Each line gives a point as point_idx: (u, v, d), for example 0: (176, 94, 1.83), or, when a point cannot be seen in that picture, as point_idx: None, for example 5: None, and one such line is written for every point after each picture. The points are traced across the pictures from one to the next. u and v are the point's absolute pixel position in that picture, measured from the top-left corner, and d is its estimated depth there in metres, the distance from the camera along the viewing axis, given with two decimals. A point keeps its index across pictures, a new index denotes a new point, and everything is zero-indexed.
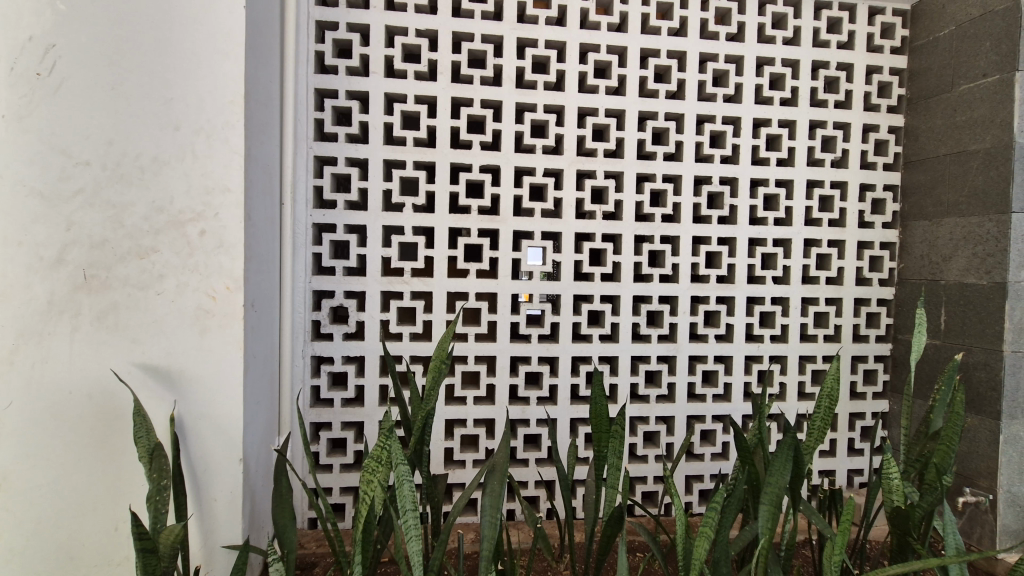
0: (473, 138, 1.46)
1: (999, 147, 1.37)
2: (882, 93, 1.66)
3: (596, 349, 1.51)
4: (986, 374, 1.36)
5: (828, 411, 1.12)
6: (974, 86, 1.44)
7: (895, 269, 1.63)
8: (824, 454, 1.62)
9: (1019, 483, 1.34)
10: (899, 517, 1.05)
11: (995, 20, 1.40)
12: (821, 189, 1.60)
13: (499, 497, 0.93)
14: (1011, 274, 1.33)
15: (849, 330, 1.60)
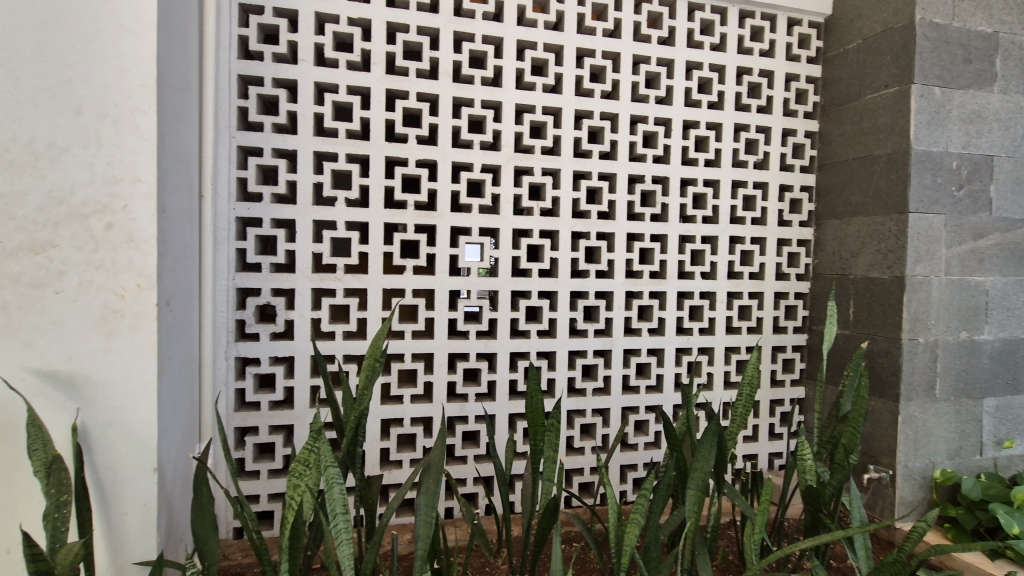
0: (409, 131, 1.43)
1: (898, 152, 1.50)
2: (799, 100, 1.77)
3: (534, 344, 1.52)
4: (887, 360, 1.49)
5: (749, 398, 1.19)
6: (878, 95, 1.57)
7: (810, 264, 1.75)
8: (747, 439, 1.72)
9: (916, 459, 1.47)
10: (812, 494, 1.14)
11: (895, 35, 1.53)
12: (745, 189, 1.69)
13: (435, 494, 0.91)
14: (908, 269, 1.45)
15: (770, 322, 1.70)
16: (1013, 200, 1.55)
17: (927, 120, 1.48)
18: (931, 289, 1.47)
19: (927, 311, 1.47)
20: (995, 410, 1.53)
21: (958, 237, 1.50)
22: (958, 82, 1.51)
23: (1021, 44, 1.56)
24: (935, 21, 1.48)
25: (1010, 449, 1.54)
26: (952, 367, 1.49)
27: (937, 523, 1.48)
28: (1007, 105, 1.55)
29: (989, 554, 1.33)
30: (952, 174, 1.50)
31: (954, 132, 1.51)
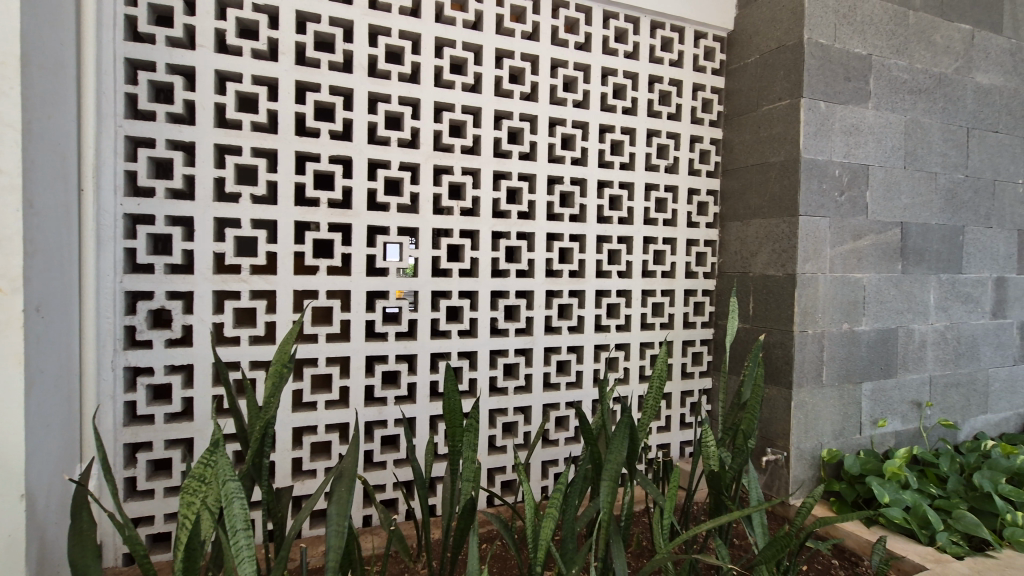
0: (321, 126, 1.37)
1: (790, 160, 1.63)
2: (705, 109, 1.89)
3: (454, 344, 1.51)
4: (782, 351, 1.62)
5: (658, 391, 1.25)
6: (772, 107, 1.70)
7: (716, 263, 1.87)
8: (661, 430, 1.80)
9: (806, 441, 1.60)
10: (715, 477, 1.22)
11: (787, 52, 1.66)
12: (657, 192, 1.77)
13: (347, 501, 0.88)
14: (798, 267, 1.59)
15: (680, 318, 1.80)
16: (885, 205, 1.73)
17: (814, 131, 1.62)
18: (818, 285, 1.62)
19: (815, 306, 1.61)
20: (872, 393, 1.70)
21: (840, 238, 1.66)
22: (839, 98, 1.67)
23: (890, 66, 1.75)
24: (819, 42, 1.63)
25: (884, 428, 1.73)
26: (836, 356, 1.64)
27: (824, 498, 1.63)
28: (879, 120, 1.74)
29: (866, 522, 1.48)
30: (835, 181, 1.65)
31: (836, 142, 1.66)
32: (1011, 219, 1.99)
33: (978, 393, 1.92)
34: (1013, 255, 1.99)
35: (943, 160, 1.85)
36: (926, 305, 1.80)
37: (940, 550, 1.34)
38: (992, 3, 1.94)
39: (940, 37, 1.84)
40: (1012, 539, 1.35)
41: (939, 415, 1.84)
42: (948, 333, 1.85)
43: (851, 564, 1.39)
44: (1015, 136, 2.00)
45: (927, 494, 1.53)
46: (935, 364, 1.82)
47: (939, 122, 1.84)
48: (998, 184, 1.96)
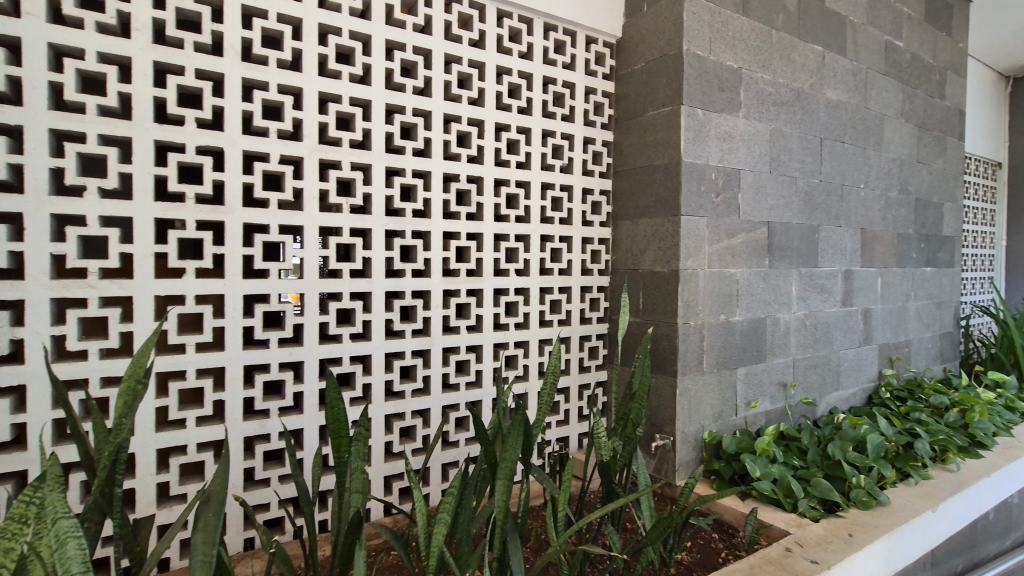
0: (186, 113, 1.23)
1: (672, 163, 1.74)
2: (597, 113, 1.96)
3: (346, 349, 1.44)
4: (668, 342, 1.72)
5: (552, 386, 1.28)
6: (656, 113, 1.80)
7: (609, 261, 1.95)
8: (559, 423, 1.85)
9: (690, 425, 1.72)
10: (606, 465, 1.28)
11: (669, 61, 1.76)
12: (552, 191, 1.81)
13: (214, 529, 0.79)
14: (681, 263, 1.70)
15: (577, 314, 1.85)
16: (754, 206, 1.91)
17: (692, 137, 1.74)
18: (698, 280, 1.74)
19: (696, 299, 1.74)
20: (746, 376, 1.87)
21: (717, 236, 1.80)
22: (714, 106, 1.80)
23: (757, 79, 1.92)
24: (696, 53, 1.75)
25: (756, 408, 1.90)
26: (714, 344, 1.78)
27: (706, 477, 1.76)
28: (749, 128, 1.90)
29: (741, 495, 1.62)
30: (711, 183, 1.79)
31: (712, 148, 1.80)
32: (856, 219, 2.27)
33: (832, 372, 2.17)
34: (857, 251, 2.27)
35: (802, 166, 2.06)
36: (789, 297, 2.01)
37: (801, 515, 1.50)
38: (838, 28, 2.20)
39: (797, 55, 2.05)
40: (857, 499, 1.54)
41: (801, 394, 2.06)
42: (808, 320, 2.07)
43: (728, 536, 1.51)
44: (858, 146, 2.29)
45: (790, 465, 1.70)
46: (798, 349, 2.04)
47: (798, 132, 2.06)
48: (845, 188, 2.23)
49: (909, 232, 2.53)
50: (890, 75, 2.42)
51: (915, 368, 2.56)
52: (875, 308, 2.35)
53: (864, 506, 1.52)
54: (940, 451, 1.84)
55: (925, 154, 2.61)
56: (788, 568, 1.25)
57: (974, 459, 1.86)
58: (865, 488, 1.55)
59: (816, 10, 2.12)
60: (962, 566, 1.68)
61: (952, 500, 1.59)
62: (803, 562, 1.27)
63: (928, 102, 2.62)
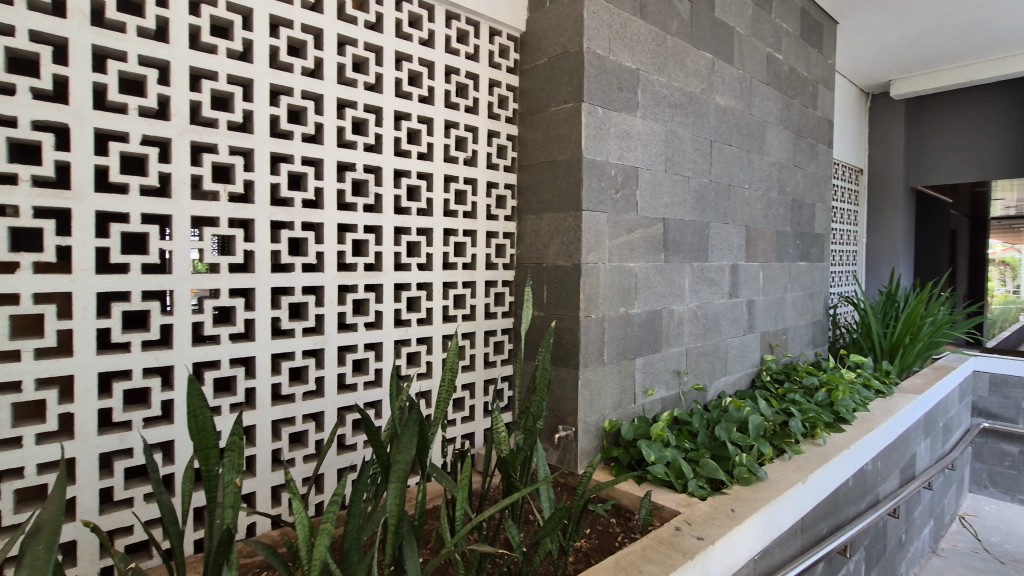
0: (17, 81, 1.06)
1: (574, 159, 1.77)
2: (501, 106, 1.95)
3: (225, 350, 1.32)
4: (571, 336, 1.75)
5: (450, 383, 1.25)
6: (559, 108, 1.82)
7: (514, 255, 1.95)
8: (464, 420, 1.82)
9: (591, 415, 1.77)
10: (505, 461, 1.28)
11: (570, 58, 1.79)
12: (456, 184, 1.78)
13: (46, 567, 0.69)
14: (582, 257, 1.74)
15: (482, 309, 1.84)
16: (650, 203, 1.99)
17: (593, 134, 1.78)
18: (598, 274, 1.78)
19: (596, 293, 1.78)
20: (643, 366, 1.95)
21: (616, 231, 1.86)
22: (613, 105, 1.86)
23: (653, 81, 2.01)
24: (596, 52, 1.79)
25: (652, 396, 1.99)
26: (614, 337, 1.84)
27: (606, 464, 1.81)
28: (646, 128, 1.98)
29: (637, 480, 1.69)
30: (611, 180, 1.84)
31: (612, 146, 1.85)
32: (741, 217, 2.45)
33: (721, 359, 2.33)
34: (743, 247, 2.46)
35: (694, 166, 2.19)
36: (683, 289, 2.13)
37: (690, 495, 1.59)
38: (726, 38, 2.35)
39: (690, 60, 2.17)
40: (739, 476, 1.66)
41: (693, 381, 2.19)
42: (699, 312, 2.20)
43: (625, 519, 1.57)
44: (743, 149, 2.46)
45: (682, 448, 1.80)
46: (690, 338, 2.17)
47: (691, 133, 2.18)
48: (732, 188, 2.40)
49: (787, 229, 2.78)
50: (771, 85, 2.64)
51: (791, 353, 2.83)
52: (757, 299, 2.56)
53: (746, 482, 1.64)
54: (810, 427, 2.04)
55: (800, 159, 2.87)
56: (677, 547, 1.31)
57: (837, 433, 2.08)
58: (746, 466, 1.68)
59: (707, 20, 2.25)
60: (827, 529, 1.87)
61: (819, 471, 1.76)
62: (691, 540, 1.35)
63: (803, 112, 2.89)
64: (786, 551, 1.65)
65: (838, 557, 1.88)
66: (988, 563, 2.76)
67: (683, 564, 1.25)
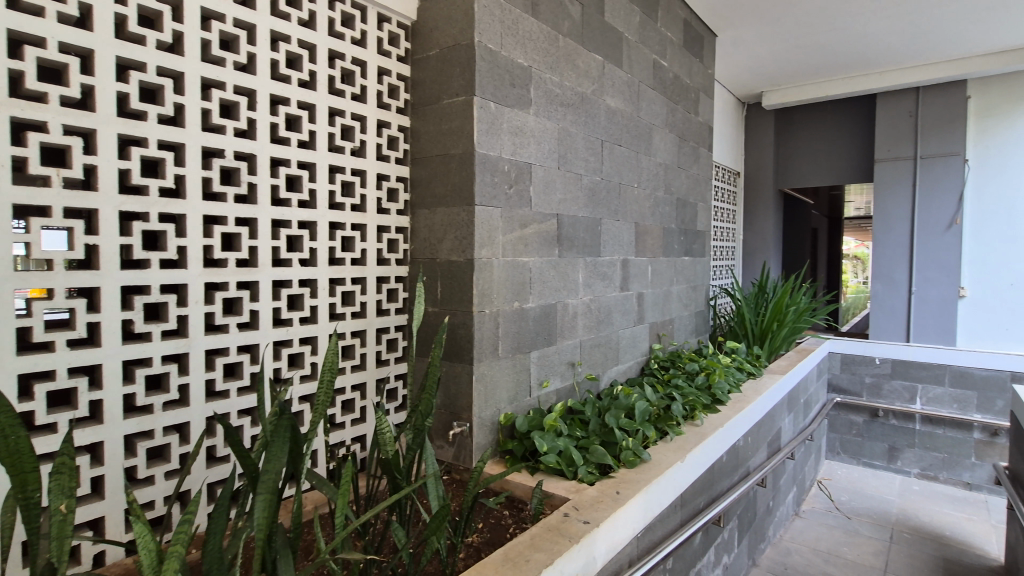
0: None
1: (466, 153, 1.75)
2: (392, 95, 1.88)
3: (63, 359, 1.16)
4: (465, 331, 1.74)
5: (329, 385, 1.19)
6: (451, 101, 1.79)
7: (407, 250, 1.90)
8: (355, 422, 1.75)
9: (486, 410, 1.77)
10: (389, 462, 1.24)
11: (461, 51, 1.77)
12: (342, 175, 1.69)
13: None
14: (475, 251, 1.73)
15: (373, 306, 1.77)
16: (544, 199, 2.03)
17: (485, 129, 1.78)
18: (492, 269, 1.79)
19: (490, 287, 1.79)
20: (538, 359, 1.99)
21: (510, 226, 1.87)
22: (506, 101, 1.86)
23: (545, 80, 2.04)
24: (488, 46, 1.79)
25: (547, 387, 2.03)
26: (508, 331, 1.86)
27: (501, 457, 1.83)
28: (539, 125, 2.01)
29: (530, 471, 1.72)
30: (504, 175, 1.85)
31: (505, 141, 1.86)
32: (631, 214, 2.58)
33: (612, 350, 2.44)
34: (633, 242, 2.59)
35: (585, 164, 2.26)
36: (576, 284, 2.20)
37: (580, 481, 1.65)
38: (615, 42, 2.45)
39: (581, 61, 2.24)
40: (625, 459, 1.76)
41: (587, 371, 2.27)
42: (592, 305, 2.29)
43: (517, 510, 1.59)
44: (632, 150, 2.59)
45: (574, 437, 1.86)
46: (584, 331, 2.25)
47: (582, 133, 2.25)
48: (622, 186, 2.52)
49: (672, 227, 2.97)
50: (657, 90, 2.80)
51: (676, 341, 3.03)
52: (646, 292, 2.71)
53: (631, 465, 1.73)
54: (690, 409, 2.21)
55: (684, 161, 3.08)
56: (564, 533, 1.35)
57: (714, 413, 2.26)
58: (632, 449, 1.77)
59: (597, 23, 2.33)
60: (704, 502, 2.03)
61: (696, 450, 1.90)
62: (577, 524, 1.39)
63: (686, 116, 3.11)
64: (666, 526, 1.77)
65: (714, 527, 2.05)
66: (838, 520, 3.15)
67: (569, 548, 1.28)
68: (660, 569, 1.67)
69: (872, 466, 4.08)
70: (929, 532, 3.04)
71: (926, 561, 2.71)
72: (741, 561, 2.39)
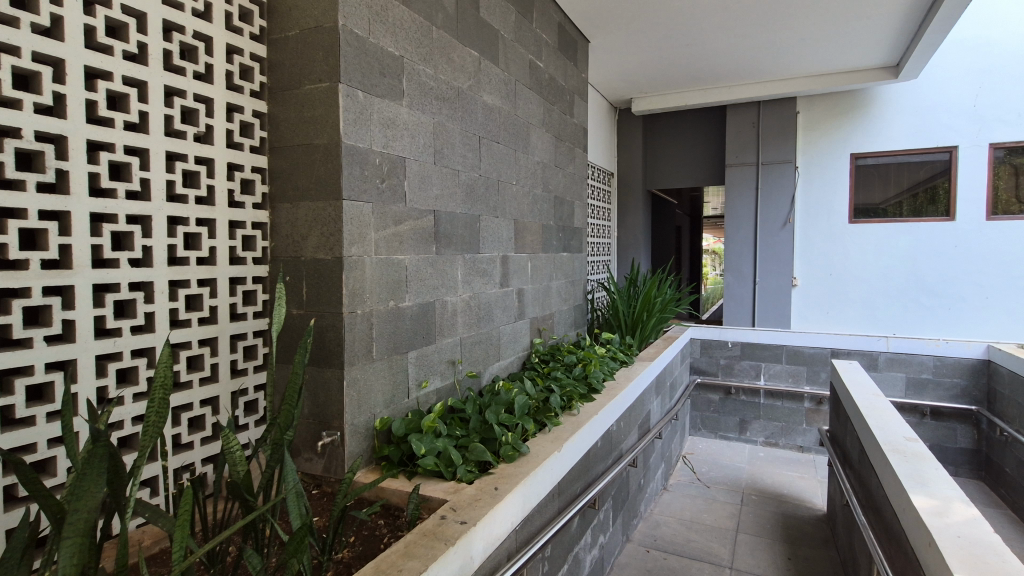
0: None
1: (332, 144, 1.64)
2: (244, 77, 1.70)
3: None
4: (334, 334, 1.64)
5: (163, 403, 1.01)
6: (314, 87, 1.66)
7: (267, 248, 1.74)
8: (206, 441, 1.57)
9: (359, 416, 1.68)
10: (240, 483, 1.12)
11: (324, 34, 1.65)
12: (184, 163, 1.49)
13: None
14: (344, 249, 1.63)
15: (226, 310, 1.59)
16: (419, 194, 1.97)
17: (352, 119, 1.67)
18: (364, 267, 1.70)
19: (361, 287, 1.69)
20: (416, 359, 1.93)
21: (382, 222, 1.79)
22: (375, 91, 1.77)
23: (419, 71, 1.98)
24: (354, 31, 1.68)
25: (426, 388, 1.99)
26: (383, 331, 1.78)
27: (376, 464, 1.75)
28: (412, 118, 1.94)
29: (406, 476, 1.66)
30: (374, 168, 1.76)
31: (375, 133, 1.77)
32: (510, 212, 2.62)
33: (493, 347, 2.45)
34: (512, 239, 2.63)
35: (463, 160, 2.24)
36: (455, 281, 2.17)
37: (459, 481, 1.63)
38: (491, 39, 2.46)
39: (456, 56, 2.21)
40: (504, 455, 1.77)
41: (467, 368, 2.26)
42: (471, 301, 2.28)
43: (393, 518, 1.54)
44: (510, 147, 2.62)
45: (453, 436, 1.84)
46: (464, 329, 2.23)
47: (459, 128, 2.22)
48: (501, 183, 2.54)
49: (551, 224, 3.06)
50: (533, 89, 2.86)
51: (556, 335, 3.14)
52: (526, 287, 2.77)
53: (510, 459, 1.75)
54: (567, 400, 2.29)
55: (560, 160, 3.19)
56: (439, 536, 1.32)
57: (589, 401, 2.37)
58: (511, 443, 1.79)
59: (471, 18, 2.31)
60: (581, 488, 2.12)
61: (572, 439, 1.97)
62: (454, 526, 1.37)
63: (562, 117, 3.22)
64: (544, 515, 1.82)
65: (590, 510, 2.15)
66: (699, 490, 3.49)
67: (444, 552, 1.25)
68: (539, 558, 1.72)
69: (727, 438, 4.57)
70: (771, 492, 3.48)
71: (769, 518, 3.10)
72: (616, 538, 2.54)
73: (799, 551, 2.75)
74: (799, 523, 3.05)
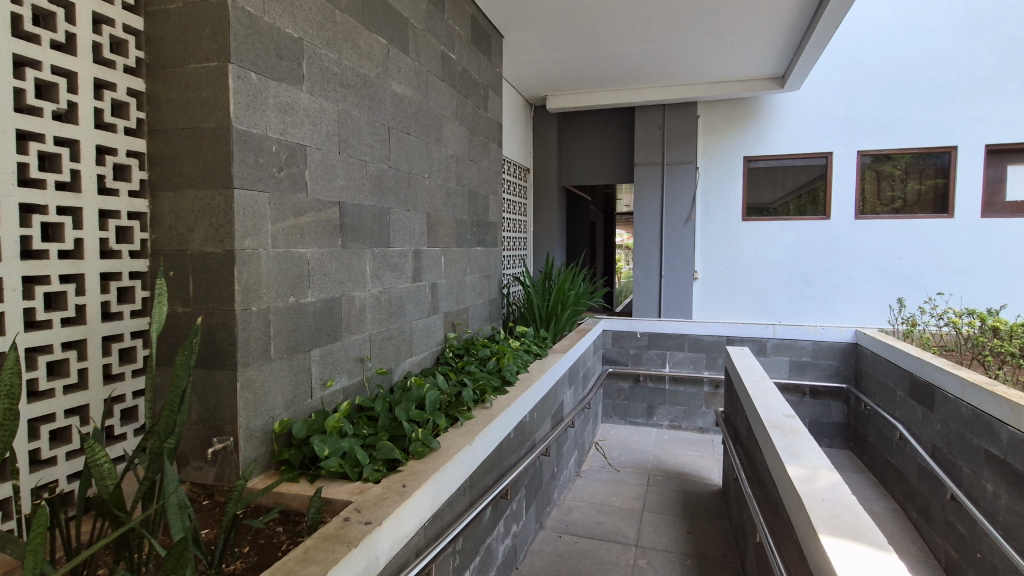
0: None
1: (221, 128, 1.52)
2: (117, 51, 1.53)
3: None
4: (225, 333, 1.53)
5: (9, 415, 0.90)
6: (200, 66, 1.53)
7: (146, 240, 1.59)
8: (72, 455, 1.41)
9: (255, 419, 1.58)
10: (110, 498, 1.02)
11: (211, 9, 1.52)
12: (40, 144, 1.32)
13: None
14: (236, 242, 1.52)
15: (96, 309, 1.44)
16: (322, 184, 1.88)
17: (244, 103, 1.56)
18: (259, 261, 1.60)
19: (257, 282, 1.59)
20: (320, 357, 1.85)
21: (280, 214, 1.69)
22: (270, 74, 1.67)
23: (321, 56, 1.89)
24: (245, 8, 1.57)
25: (332, 386, 1.91)
26: (282, 330, 1.68)
27: (276, 469, 1.66)
28: (313, 105, 1.85)
29: (309, 479, 1.60)
30: (271, 156, 1.66)
31: (271, 119, 1.67)
32: (422, 205, 2.57)
33: (405, 342, 2.41)
34: (425, 233, 2.59)
35: (370, 150, 2.17)
36: (363, 276, 2.11)
37: (365, 480, 1.59)
38: (400, 27, 2.39)
39: (362, 42, 2.13)
40: (414, 451, 1.75)
41: (377, 365, 2.20)
42: (381, 297, 2.22)
43: (293, 524, 1.47)
44: (421, 140, 2.57)
45: (360, 435, 1.79)
46: (373, 324, 2.17)
47: (366, 118, 2.15)
48: (412, 176, 2.49)
49: (464, 218, 3.05)
50: (445, 81, 2.82)
51: (470, 329, 3.15)
52: (439, 282, 2.75)
53: (419, 455, 1.73)
54: (480, 393, 2.31)
55: (474, 154, 3.19)
56: (341, 539, 1.27)
57: (502, 394, 2.40)
58: (421, 439, 1.77)
59: (379, 4, 2.23)
60: (493, 479, 2.15)
61: (484, 432, 1.99)
62: (358, 526, 1.33)
63: (476, 111, 3.21)
64: (455, 509, 1.82)
65: (502, 501, 2.18)
66: (610, 474, 3.66)
67: (346, 555, 1.22)
68: (449, 552, 1.72)
69: (636, 424, 4.82)
70: (674, 471, 3.72)
71: (671, 496, 3.31)
72: (529, 526, 2.60)
73: (697, 524, 2.97)
74: (697, 499, 3.29)
